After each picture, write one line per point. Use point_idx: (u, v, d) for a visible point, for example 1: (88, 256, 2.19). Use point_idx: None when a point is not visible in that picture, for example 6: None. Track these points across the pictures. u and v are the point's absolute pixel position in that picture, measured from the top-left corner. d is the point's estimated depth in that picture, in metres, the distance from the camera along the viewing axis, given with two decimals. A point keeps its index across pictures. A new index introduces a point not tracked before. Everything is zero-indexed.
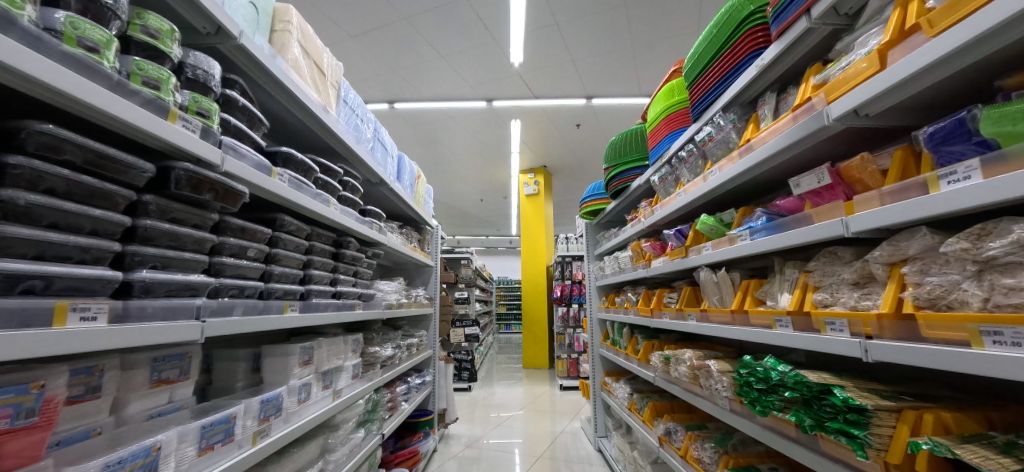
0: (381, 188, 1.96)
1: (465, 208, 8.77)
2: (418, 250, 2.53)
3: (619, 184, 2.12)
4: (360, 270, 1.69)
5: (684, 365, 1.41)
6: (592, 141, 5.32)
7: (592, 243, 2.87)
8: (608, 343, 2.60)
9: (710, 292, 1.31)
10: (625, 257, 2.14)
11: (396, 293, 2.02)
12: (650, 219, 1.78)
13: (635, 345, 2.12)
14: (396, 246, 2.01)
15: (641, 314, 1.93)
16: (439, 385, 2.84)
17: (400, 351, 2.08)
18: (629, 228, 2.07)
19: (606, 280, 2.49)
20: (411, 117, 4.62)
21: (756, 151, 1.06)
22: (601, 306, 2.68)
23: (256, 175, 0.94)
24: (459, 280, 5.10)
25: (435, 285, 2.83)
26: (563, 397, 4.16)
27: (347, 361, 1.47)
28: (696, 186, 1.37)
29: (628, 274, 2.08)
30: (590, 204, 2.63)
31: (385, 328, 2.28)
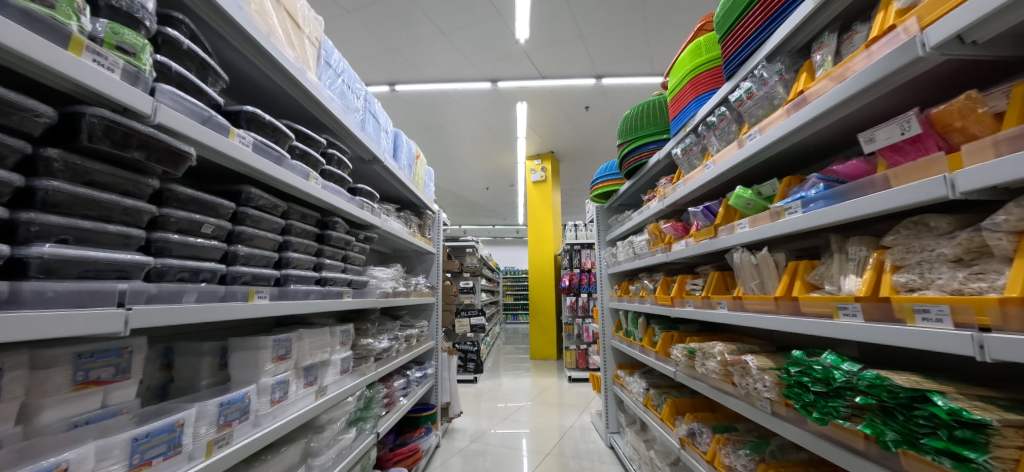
0: (374, 166, 1.79)
1: (470, 196, 8.60)
2: (418, 236, 2.37)
3: (634, 161, 1.92)
4: (350, 255, 1.53)
5: (712, 361, 1.24)
6: (601, 124, 5.07)
7: (604, 228, 2.69)
8: (621, 334, 2.43)
9: (745, 277, 1.12)
10: (641, 241, 1.96)
11: (393, 281, 1.88)
12: (671, 197, 1.59)
13: (652, 336, 1.95)
14: (392, 230, 1.85)
15: (659, 303, 1.75)
16: (443, 378, 2.72)
17: (398, 343, 1.94)
18: (646, 209, 1.88)
19: (620, 267, 2.31)
20: (412, 100, 4.43)
21: (812, 104, 0.86)
22: (613, 295, 2.51)
23: (209, 134, 0.77)
24: (464, 269, 4.95)
25: (436, 273, 2.68)
26: (571, 389, 4.03)
27: (334, 355, 1.33)
28: (730, 154, 1.17)
29: (644, 260, 1.90)
30: (601, 186, 2.44)
31: (383, 318, 2.14)
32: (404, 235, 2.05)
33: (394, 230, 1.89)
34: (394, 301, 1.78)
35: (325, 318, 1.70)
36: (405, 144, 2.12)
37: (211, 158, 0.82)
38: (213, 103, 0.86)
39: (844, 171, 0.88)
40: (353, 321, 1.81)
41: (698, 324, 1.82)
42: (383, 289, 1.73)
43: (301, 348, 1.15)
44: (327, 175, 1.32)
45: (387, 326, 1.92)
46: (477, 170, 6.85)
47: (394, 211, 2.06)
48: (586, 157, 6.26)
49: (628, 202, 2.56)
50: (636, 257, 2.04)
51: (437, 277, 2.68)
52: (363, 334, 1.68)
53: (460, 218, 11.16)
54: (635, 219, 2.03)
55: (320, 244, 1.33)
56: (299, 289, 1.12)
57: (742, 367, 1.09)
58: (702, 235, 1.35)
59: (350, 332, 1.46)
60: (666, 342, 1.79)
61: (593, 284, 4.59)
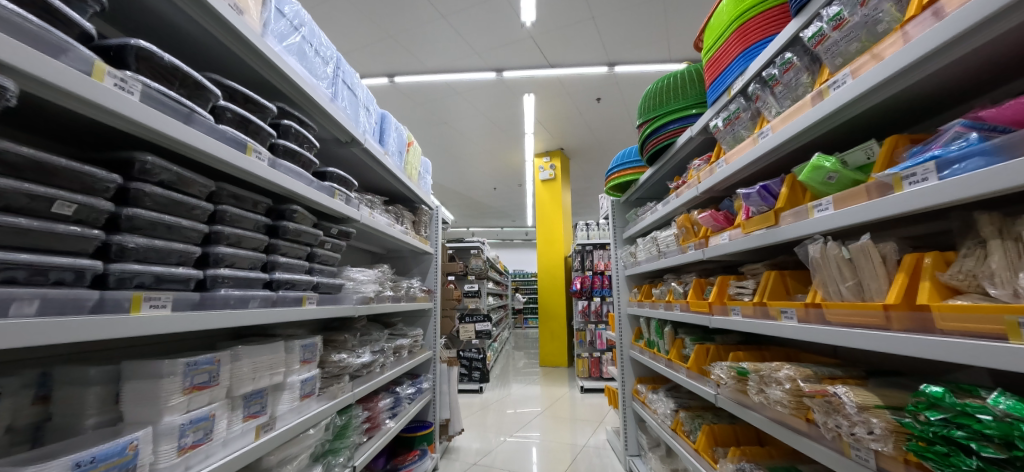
0: (352, 149, 1.53)
1: (477, 197, 8.35)
2: (412, 235, 2.11)
3: (659, 141, 1.62)
4: (318, 253, 1.27)
5: (777, 388, 0.92)
6: (614, 117, 4.75)
7: (621, 224, 2.39)
8: (642, 345, 2.11)
9: (824, 278, 0.82)
10: (667, 236, 1.65)
11: (377, 284, 1.61)
12: (708, 181, 1.28)
13: (681, 349, 1.64)
14: (375, 226, 1.59)
15: (691, 311, 1.44)
16: (441, 392, 2.43)
17: (385, 356, 1.68)
18: (674, 199, 1.57)
19: (641, 267, 2.00)
20: (413, 93, 4.20)
21: (947, 18, 0.55)
22: (632, 300, 2.20)
23: (45, 63, 0.50)
24: (468, 272, 4.69)
25: (433, 276, 2.41)
26: (584, 401, 3.71)
27: (291, 377, 1.08)
28: (799, 114, 0.87)
29: (671, 259, 1.59)
30: (618, 176, 2.15)
31: (370, 326, 1.88)
32: (394, 232, 1.79)
33: (378, 226, 1.62)
34: (377, 307, 1.52)
35: (293, 328, 1.45)
36: (394, 129, 1.86)
37: (64, 107, 0.57)
38: (83, 34, 0.62)
39: (998, 114, 0.58)
40: (328, 332, 1.56)
41: (739, 335, 1.51)
42: (362, 293, 1.46)
43: (236, 372, 0.89)
44: (280, 151, 1.06)
45: (371, 336, 1.67)
46: (484, 169, 6.59)
47: (381, 204, 1.80)
48: (598, 153, 5.94)
49: (649, 195, 2.26)
50: (662, 256, 1.73)
51: (434, 280, 2.41)
52: (337, 346, 1.42)
53: (467, 219, 10.92)
54: (660, 211, 1.72)
55: (270, 239, 1.07)
56: (229, 295, 0.86)
57: (828, 402, 0.78)
58: (755, 225, 1.05)
59: (316, 346, 1.20)
60: (699, 356, 1.48)
61: (606, 287, 4.26)
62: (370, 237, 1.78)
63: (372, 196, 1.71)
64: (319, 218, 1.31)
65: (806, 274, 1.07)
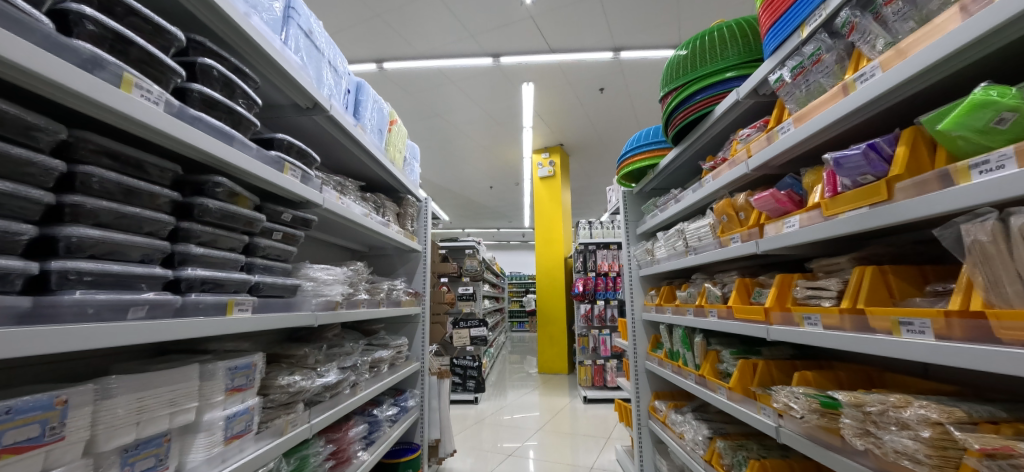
0: (314, 117, 1.23)
1: (473, 196, 8.03)
2: (397, 229, 1.80)
3: (690, 113, 1.35)
4: (263, 243, 0.96)
5: (901, 436, 0.63)
6: (617, 109, 4.48)
7: (635, 218, 2.11)
8: (661, 355, 1.81)
9: (996, 274, 0.53)
10: (700, 228, 1.37)
11: (347, 284, 1.30)
12: (767, 152, 0.99)
13: (717, 364, 1.34)
14: (345, 214, 1.28)
15: (737, 318, 1.14)
16: (430, 408, 2.09)
17: (358, 373, 1.37)
18: (710, 181, 1.29)
19: (662, 266, 1.71)
20: (404, 81, 3.91)
21: None
22: (648, 304, 1.91)
23: None
24: (463, 273, 4.37)
25: (422, 277, 2.11)
26: (586, 413, 3.41)
27: (211, 412, 0.76)
28: (939, 33, 0.59)
29: (705, 256, 1.30)
30: (632, 162, 1.88)
31: (341, 336, 1.56)
32: (372, 223, 1.49)
33: (351, 215, 1.32)
34: (343, 314, 1.21)
35: (236, 342, 1.13)
36: (373, 101, 1.57)
37: None
38: None
39: None
40: (284, 345, 1.24)
41: (795, 348, 1.22)
42: (326, 296, 1.15)
43: (103, 417, 0.58)
44: (194, 99, 0.76)
45: (338, 348, 1.36)
46: (479, 165, 6.28)
47: (356, 190, 1.50)
48: (598, 149, 5.66)
49: (668, 183, 1.97)
50: (691, 252, 1.44)
51: (423, 282, 2.11)
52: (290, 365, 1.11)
53: (463, 220, 10.59)
54: (689, 198, 1.44)
55: (179, 221, 0.76)
56: (85, 301, 0.54)
57: (1015, 466, 0.48)
58: (849, 203, 0.77)
59: (254, 367, 0.89)
60: (743, 374, 1.18)
61: (611, 290, 3.96)
62: (343, 229, 1.47)
63: (344, 178, 1.40)
64: (262, 199, 1.00)
65: (914, 272, 0.79)
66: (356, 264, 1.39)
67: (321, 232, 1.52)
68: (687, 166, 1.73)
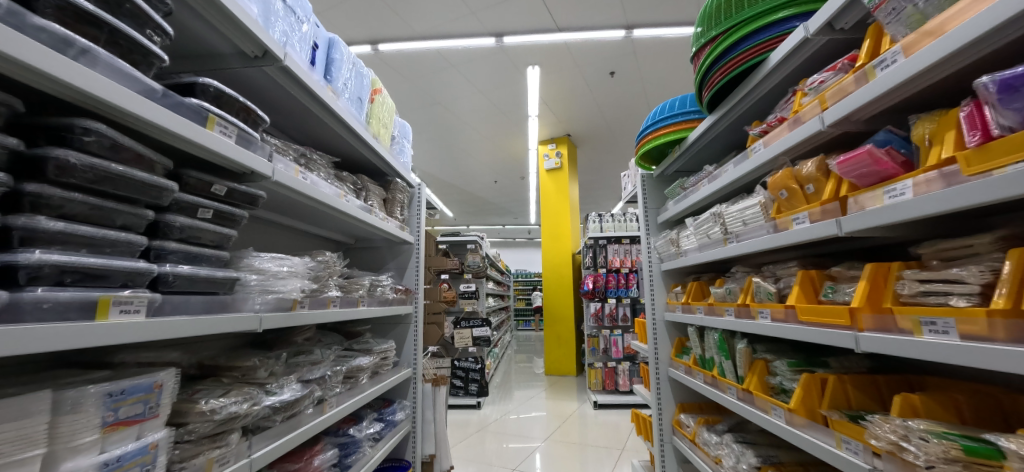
0: (265, 69, 0.98)
1: (476, 191, 7.78)
2: (383, 216, 1.56)
3: (733, 66, 1.08)
4: (179, 222, 0.71)
5: None
6: (629, 94, 4.19)
7: (656, 204, 1.84)
8: (688, 362, 1.53)
9: None
10: (744, 210, 1.10)
11: (310, 279, 1.05)
12: (851, 98, 0.73)
13: (768, 377, 1.07)
14: (308, 193, 1.04)
15: (803, 322, 0.88)
16: (422, 419, 1.84)
17: (327, 386, 1.12)
18: (761, 150, 1.02)
19: (691, 258, 1.44)
20: (400, 64, 3.66)
21: None
22: (673, 304, 1.64)
23: None
24: (464, 270, 4.02)
25: (414, 273, 1.86)
26: (597, 420, 3.15)
27: (79, 460, 0.52)
28: None
29: (753, 243, 1.04)
30: (653, 138, 1.61)
31: (311, 341, 1.32)
32: (347, 207, 1.24)
33: (317, 194, 1.07)
34: (301, 315, 0.96)
35: (165, 353, 0.89)
36: (350, 63, 1.32)
37: None
38: None
39: None
40: (231, 355, 1.00)
41: (880, 359, 0.95)
42: (278, 292, 0.91)
43: None
44: (43, 5, 0.50)
45: (301, 358, 1.11)
46: (483, 158, 6.03)
47: (329, 166, 1.25)
48: (608, 139, 5.37)
49: (697, 163, 1.70)
50: (729, 240, 1.18)
51: (415, 278, 1.86)
52: (229, 383, 0.87)
53: (468, 216, 10.32)
54: (729, 174, 1.17)
55: (20, 181, 0.50)
56: None
57: None
58: (1012, 152, 0.49)
59: (159, 390, 0.66)
60: (808, 393, 0.91)
61: (623, 287, 3.67)
62: (313, 213, 1.23)
63: (312, 151, 1.16)
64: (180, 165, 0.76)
65: None
66: (325, 254, 1.15)
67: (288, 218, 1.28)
68: (723, 140, 1.46)
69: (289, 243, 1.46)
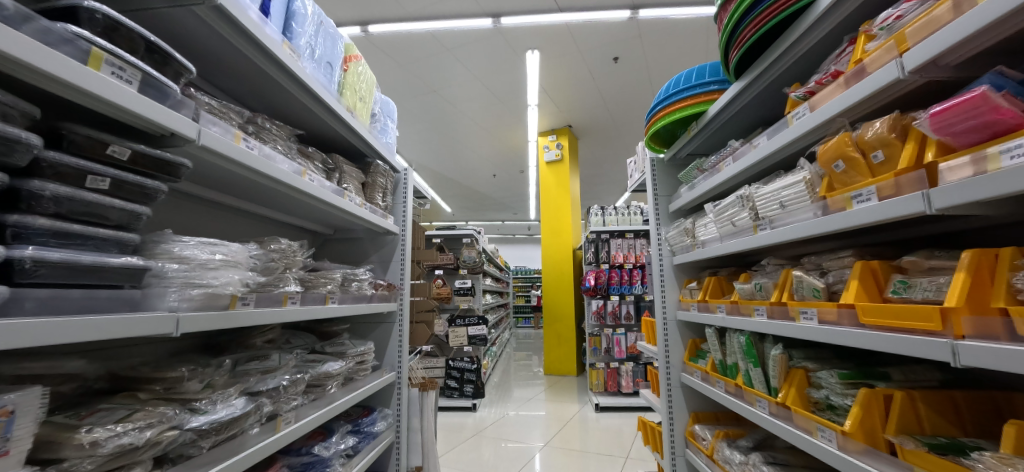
0: (195, 9, 0.76)
1: (475, 185, 7.60)
2: (359, 202, 1.36)
3: (772, 14, 0.89)
4: (52, 191, 0.52)
5: None
6: (633, 81, 3.99)
7: (668, 191, 1.65)
8: (704, 367, 1.35)
9: None
10: (780, 190, 0.92)
11: (258, 271, 0.87)
12: (946, 31, 0.54)
13: (811, 391, 0.88)
14: (252, 166, 0.85)
15: (867, 326, 0.70)
16: (407, 429, 1.66)
17: (282, 399, 0.94)
18: (805, 115, 0.83)
19: (709, 250, 1.25)
20: (392, 47, 3.47)
21: None
22: (687, 302, 1.46)
23: None
24: (459, 265, 3.80)
25: (398, 267, 1.67)
26: (599, 424, 2.97)
27: None
28: None
29: (794, 229, 0.86)
30: (665, 115, 1.43)
31: (271, 345, 1.13)
32: (311, 187, 1.05)
33: (266, 168, 0.88)
34: (241, 315, 0.78)
35: (66, 361, 0.71)
36: (316, 21, 1.13)
37: None
38: None
39: None
40: (160, 364, 0.82)
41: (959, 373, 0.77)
42: (207, 286, 0.72)
43: None
44: None
45: (250, 365, 0.93)
46: (481, 151, 5.83)
47: (288, 138, 1.06)
48: (611, 130, 5.16)
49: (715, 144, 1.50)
50: (759, 227, 1.00)
51: (400, 272, 1.67)
52: (143, 401, 0.68)
53: (466, 211, 10.14)
54: (760, 149, 0.99)
55: None
56: None
57: None
58: None
59: (9, 418, 0.45)
60: (869, 414, 0.73)
61: (626, 284, 3.49)
62: (269, 194, 1.04)
63: (264, 118, 0.97)
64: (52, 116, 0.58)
65: None
66: (281, 240, 0.97)
67: (243, 200, 1.10)
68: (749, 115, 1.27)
69: (252, 230, 1.28)
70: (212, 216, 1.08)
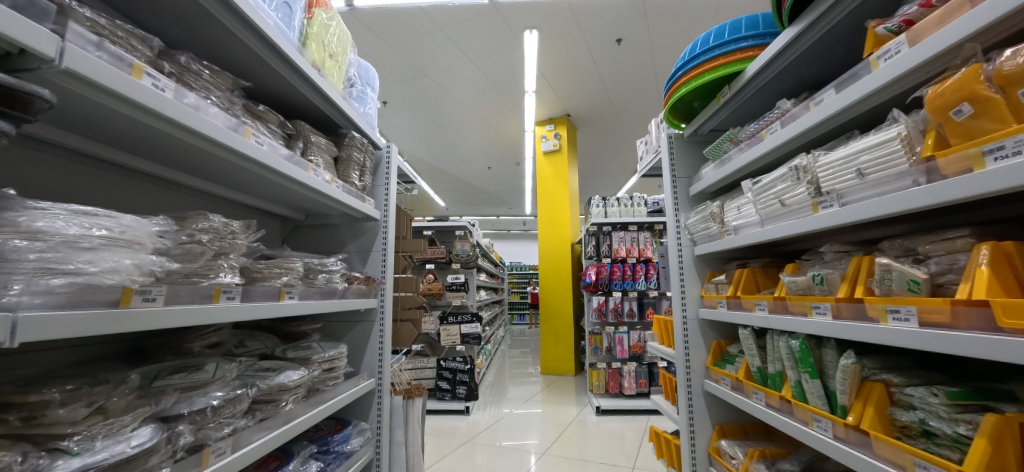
0: None
1: (469, 177, 7.36)
2: (329, 178, 1.14)
3: None
4: None
5: None
6: (637, 65, 3.78)
7: (688, 172, 1.45)
8: (733, 374, 1.15)
9: None
10: (858, 154, 0.71)
11: (171, 255, 0.64)
12: None
13: (895, 413, 0.69)
14: (161, 113, 0.61)
15: (1002, 330, 0.48)
16: (389, 443, 1.44)
17: (211, 424, 0.71)
18: (900, 52, 0.63)
19: (745, 237, 1.05)
20: (379, 25, 3.21)
21: None
22: (712, 298, 1.26)
23: None
24: (452, 259, 3.58)
25: (378, 258, 1.44)
26: (600, 429, 2.78)
27: None
28: None
29: (880, 204, 0.65)
30: (688, 82, 1.16)
31: (209, 352, 0.91)
32: (259, 151, 0.82)
33: (187, 118, 0.64)
34: (142, 315, 0.54)
35: None
36: None
37: None
38: None
39: None
40: (34, 381, 0.59)
41: None
42: (77, 275, 0.48)
43: None
44: None
45: (170, 379, 0.70)
46: (476, 141, 5.60)
47: (228, 91, 0.84)
48: (611, 119, 4.96)
49: (744, 118, 1.29)
50: (820, 205, 0.80)
51: (380, 264, 1.44)
52: None
53: (460, 205, 9.90)
54: (824, 106, 0.78)
55: None
56: None
57: None
58: None
59: None
60: (999, 448, 0.53)
61: (629, 279, 3.30)
62: (203, 159, 0.81)
63: (189, 57, 0.74)
64: None
65: None
66: (211, 216, 0.74)
67: (170, 167, 0.86)
68: (796, 77, 1.06)
69: (189, 206, 1.04)
70: (123, 187, 0.86)
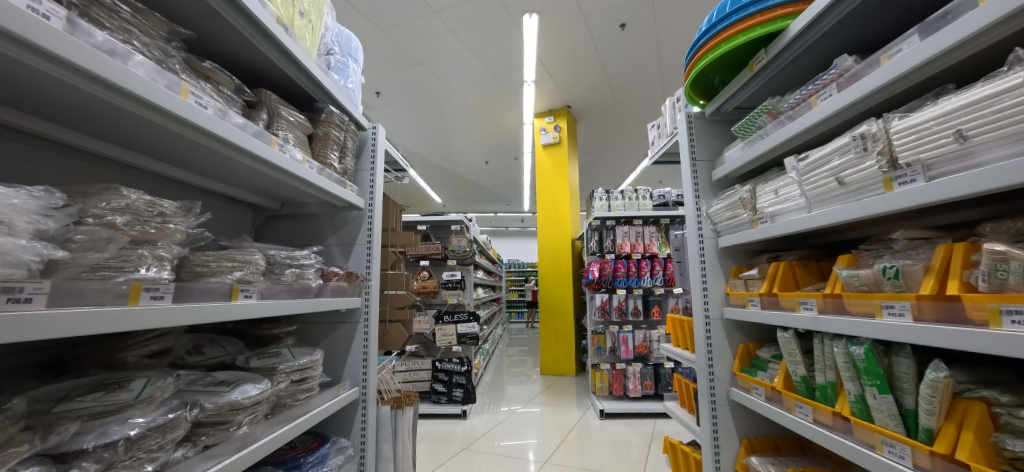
0: None
1: (466, 173, 7.20)
2: (301, 157, 0.96)
3: None
4: None
5: None
6: (640, 53, 3.63)
7: (710, 156, 1.30)
8: (766, 383, 1.00)
9: None
10: (960, 115, 0.56)
11: (58, 241, 0.47)
12: None
13: (1001, 441, 0.54)
14: (48, 51, 0.44)
15: None
16: (375, 460, 1.28)
17: (127, 461, 0.54)
18: None
19: (786, 224, 0.90)
20: (370, 8, 3.04)
21: None
22: (741, 296, 1.11)
23: None
24: (447, 256, 3.42)
25: (363, 252, 1.28)
26: (605, 434, 2.64)
27: None
28: None
29: (990, 172, 0.50)
30: (714, 49, 1.01)
31: (147, 364, 0.75)
32: (203, 116, 0.65)
33: (80, 56, 0.45)
34: (12, 323, 0.37)
35: None
36: None
37: None
38: None
39: None
40: None
41: None
42: None
43: None
44: None
45: (76, 402, 0.54)
46: (473, 134, 5.44)
47: (161, 40, 0.68)
48: (612, 110, 4.81)
49: (776, 90, 1.14)
50: (895, 181, 0.65)
51: (365, 258, 1.28)
52: None
53: (457, 202, 9.75)
54: (902, 58, 0.63)
55: None
56: None
57: None
58: None
59: None
60: None
61: (633, 276, 3.16)
62: (121, 120, 0.64)
63: None
64: None
65: None
66: (125, 192, 0.57)
67: (64, 125, 0.67)
68: (849, 37, 0.89)
69: (87, 177, 0.82)
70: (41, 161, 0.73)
